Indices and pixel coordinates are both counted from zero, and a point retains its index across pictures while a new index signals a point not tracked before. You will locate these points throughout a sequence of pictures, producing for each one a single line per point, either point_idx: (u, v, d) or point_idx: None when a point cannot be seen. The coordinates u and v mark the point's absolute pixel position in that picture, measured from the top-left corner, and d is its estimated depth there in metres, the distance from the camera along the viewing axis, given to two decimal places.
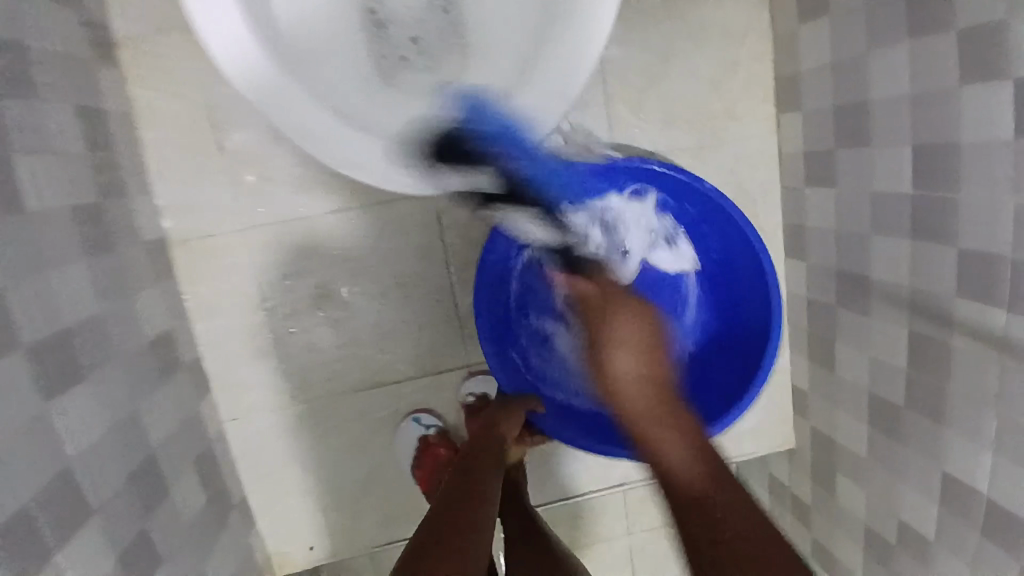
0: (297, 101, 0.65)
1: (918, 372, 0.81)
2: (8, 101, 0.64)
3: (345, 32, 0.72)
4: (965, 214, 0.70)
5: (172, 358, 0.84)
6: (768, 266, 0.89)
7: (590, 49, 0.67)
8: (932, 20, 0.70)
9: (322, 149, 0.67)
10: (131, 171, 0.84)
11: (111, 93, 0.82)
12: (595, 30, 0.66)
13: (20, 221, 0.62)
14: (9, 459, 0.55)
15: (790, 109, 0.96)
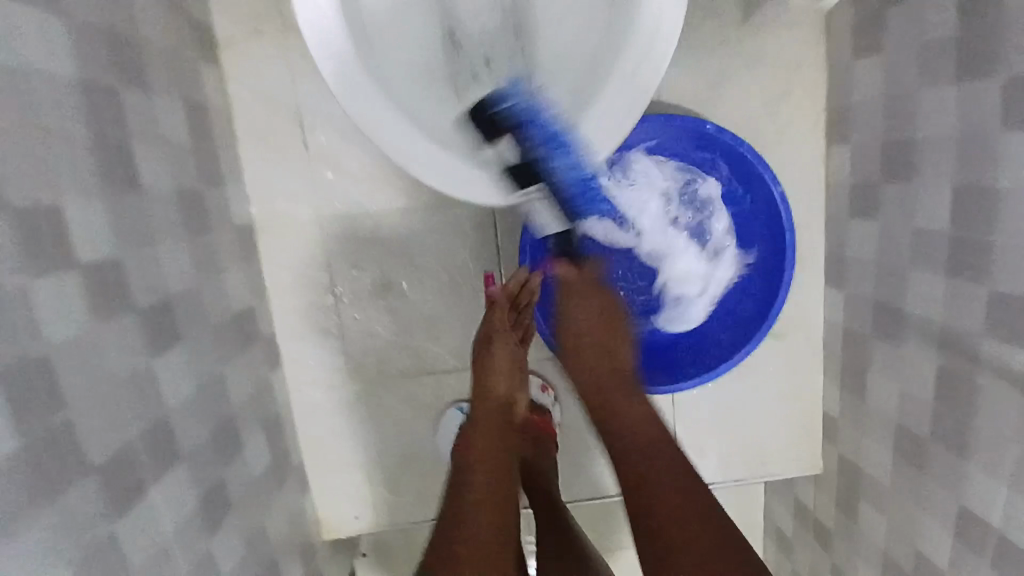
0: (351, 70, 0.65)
1: (946, 405, 0.83)
2: (134, 96, 0.74)
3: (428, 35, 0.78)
4: (1002, 256, 0.73)
5: (251, 331, 0.94)
6: (789, 247, 0.95)
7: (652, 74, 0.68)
8: (981, 68, 0.73)
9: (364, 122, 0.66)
10: (228, 161, 0.94)
11: (214, 90, 0.92)
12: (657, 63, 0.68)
13: (138, 201, 0.72)
14: (119, 403, 0.65)
15: (840, 141, 0.99)
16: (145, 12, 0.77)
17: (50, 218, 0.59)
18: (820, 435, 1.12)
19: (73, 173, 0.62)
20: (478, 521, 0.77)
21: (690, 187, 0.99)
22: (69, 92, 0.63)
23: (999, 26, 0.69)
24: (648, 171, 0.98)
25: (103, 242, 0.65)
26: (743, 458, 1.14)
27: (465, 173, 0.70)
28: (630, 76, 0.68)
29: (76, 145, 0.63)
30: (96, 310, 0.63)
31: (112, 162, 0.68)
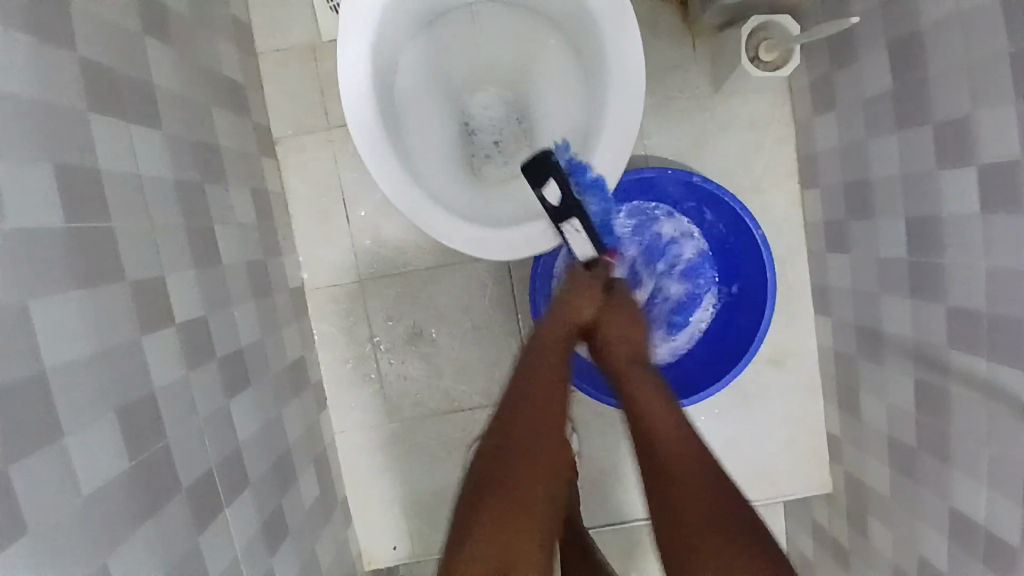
0: (382, 147, 0.78)
1: (926, 415, 0.91)
2: (214, 187, 0.92)
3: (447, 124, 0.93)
4: (952, 276, 0.84)
5: (303, 378, 1.08)
6: (770, 277, 1.03)
7: (621, 154, 0.81)
8: (914, 119, 0.86)
9: (392, 191, 0.78)
10: (283, 234, 1.11)
11: (271, 177, 1.11)
12: (625, 146, 0.81)
13: (217, 270, 0.89)
14: (204, 435, 0.79)
15: (812, 186, 1.11)
16: (221, 120, 0.97)
17: (155, 287, 0.75)
18: (826, 457, 1.19)
19: (173, 250, 0.80)
20: (518, 464, 0.77)
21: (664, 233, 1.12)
22: (169, 188, 0.81)
23: (926, 85, 0.83)
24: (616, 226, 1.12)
25: (192, 303, 0.82)
26: (754, 480, 1.21)
27: (470, 236, 0.81)
28: (606, 156, 0.81)
29: (175, 229, 0.81)
30: (188, 359, 0.78)
31: (199, 240, 0.86)
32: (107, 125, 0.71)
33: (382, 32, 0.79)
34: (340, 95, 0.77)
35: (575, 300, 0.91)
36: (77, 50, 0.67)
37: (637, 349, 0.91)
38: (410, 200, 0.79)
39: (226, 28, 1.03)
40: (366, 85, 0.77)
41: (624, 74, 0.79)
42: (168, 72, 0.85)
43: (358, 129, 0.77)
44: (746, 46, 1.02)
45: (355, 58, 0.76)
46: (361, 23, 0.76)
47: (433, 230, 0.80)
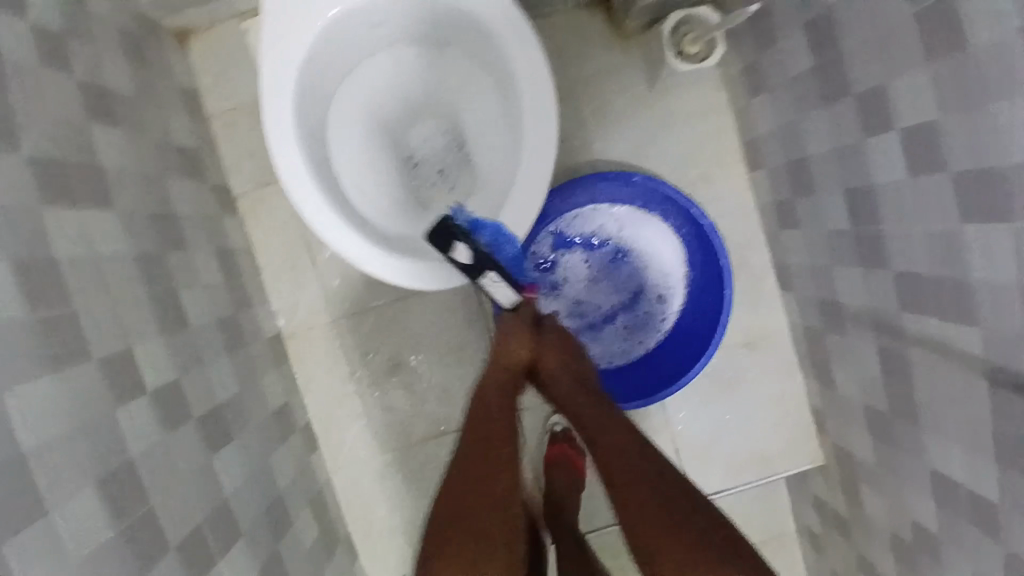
0: (313, 194, 0.80)
1: (894, 379, 0.92)
2: (175, 254, 0.95)
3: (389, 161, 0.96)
4: (893, 242, 0.85)
5: (289, 423, 1.11)
6: (725, 264, 1.05)
7: (542, 175, 0.83)
8: (836, 93, 0.88)
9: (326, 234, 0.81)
10: (253, 286, 1.15)
11: (235, 234, 1.14)
12: (543, 166, 0.83)
13: (184, 333, 0.92)
14: (189, 494, 0.82)
15: (757, 171, 1.13)
16: (172, 187, 1.00)
17: (121, 359, 0.78)
18: (814, 430, 1.19)
19: (140, 322, 0.83)
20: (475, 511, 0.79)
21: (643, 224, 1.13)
22: (124, 262, 0.84)
23: (840, 60, 0.85)
24: (612, 216, 1.13)
25: (164, 369, 0.85)
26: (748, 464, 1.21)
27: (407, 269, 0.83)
28: (527, 175, 0.84)
29: (137, 299, 0.84)
30: (164, 423, 0.82)
31: (166, 308, 0.89)
32: (60, 213, 0.75)
33: (306, 92, 0.83)
34: (268, 151, 0.80)
35: (505, 351, 0.91)
36: (21, 150, 0.72)
37: (582, 372, 0.92)
38: (358, 246, 0.81)
39: (174, 99, 1.08)
40: (298, 145, 0.80)
41: (534, 92, 0.82)
42: (116, 153, 0.89)
43: (297, 188, 0.80)
44: (671, 42, 1.04)
45: (283, 120, 0.80)
46: (281, 87, 0.79)
47: (371, 267, 0.82)
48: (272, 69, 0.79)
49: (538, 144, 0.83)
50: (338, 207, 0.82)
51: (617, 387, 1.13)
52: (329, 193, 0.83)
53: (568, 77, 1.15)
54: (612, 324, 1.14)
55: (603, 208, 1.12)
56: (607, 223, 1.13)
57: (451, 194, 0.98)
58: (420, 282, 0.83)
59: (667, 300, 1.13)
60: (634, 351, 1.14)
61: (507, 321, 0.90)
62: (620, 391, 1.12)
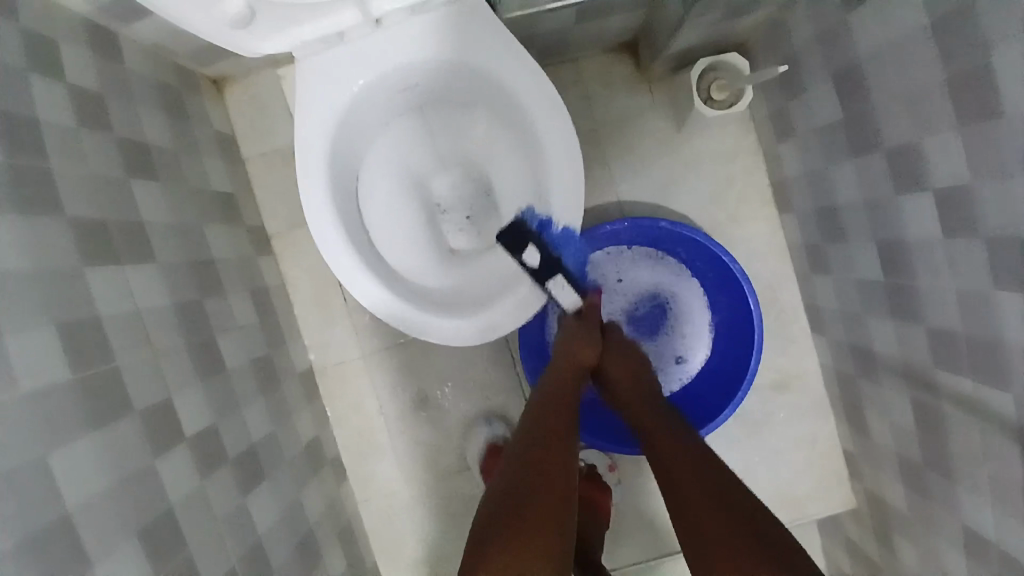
0: (346, 255, 0.83)
1: (927, 433, 0.90)
2: (211, 300, 0.99)
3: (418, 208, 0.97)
4: (926, 298, 0.83)
5: (320, 458, 1.14)
6: (753, 306, 1.04)
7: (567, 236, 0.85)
8: (866, 145, 0.86)
9: (358, 294, 0.84)
10: (287, 324, 1.18)
11: (270, 273, 1.18)
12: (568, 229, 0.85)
13: (221, 377, 0.95)
14: (224, 536, 0.85)
15: (787, 213, 1.11)
16: (210, 233, 1.04)
17: (163, 409, 0.82)
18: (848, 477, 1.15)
19: (178, 370, 0.87)
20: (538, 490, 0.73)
21: (660, 268, 1.14)
22: (163, 313, 0.88)
23: (871, 112, 0.83)
24: (626, 262, 1.14)
25: (202, 415, 0.89)
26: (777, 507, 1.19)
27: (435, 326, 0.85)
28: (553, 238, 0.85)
29: (175, 348, 0.88)
30: (201, 468, 0.85)
31: (202, 353, 0.93)
32: (103, 271, 0.79)
33: (339, 157, 0.85)
34: (304, 214, 0.83)
35: (575, 348, 0.94)
36: (65, 212, 0.76)
37: (645, 381, 0.93)
38: (392, 308, 0.84)
39: (212, 145, 1.12)
40: (331, 211, 0.83)
41: (563, 159, 0.83)
42: (155, 206, 0.93)
43: (331, 251, 0.83)
44: (698, 88, 1.04)
45: (317, 187, 0.82)
46: (315, 155, 0.82)
47: (401, 325, 0.85)
48: (306, 140, 0.82)
49: (561, 208, 0.84)
50: (370, 268, 0.85)
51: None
52: (361, 252, 0.86)
53: (595, 119, 1.15)
54: None
55: (617, 255, 1.13)
56: (621, 269, 1.14)
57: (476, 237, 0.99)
58: (465, 339, 0.85)
59: (688, 341, 1.13)
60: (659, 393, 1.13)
61: (574, 328, 0.96)
62: None
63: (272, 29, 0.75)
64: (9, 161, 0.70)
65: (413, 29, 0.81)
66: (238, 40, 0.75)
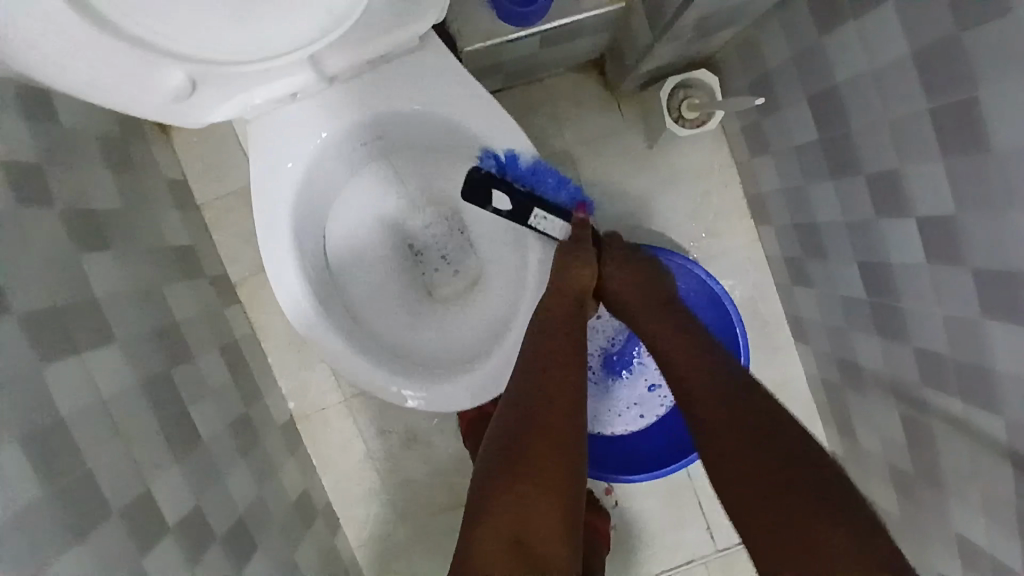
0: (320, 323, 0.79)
1: (916, 445, 0.92)
2: (180, 369, 0.93)
3: (393, 257, 0.94)
4: (911, 319, 0.84)
5: (310, 510, 1.11)
6: (734, 314, 1.03)
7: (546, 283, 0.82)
8: (846, 167, 0.85)
9: (337, 362, 0.79)
10: (262, 375, 1.13)
11: (240, 323, 1.13)
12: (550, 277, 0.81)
13: (200, 449, 0.91)
14: None
15: (765, 225, 1.10)
16: (172, 294, 0.98)
17: (142, 502, 0.78)
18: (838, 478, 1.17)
19: (153, 454, 0.82)
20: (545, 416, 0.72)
21: None
22: (130, 397, 0.82)
23: (850, 136, 0.82)
24: None
25: (183, 497, 0.85)
26: None
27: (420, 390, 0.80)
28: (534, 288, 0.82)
29: (148, 432, 0.83)
30: (190, 555, 0.81)
31: (178, 427, 0.89)
32: (60, 367, 0.74)
33: (305, 225, 0.80)
34: (272, 284, 0.78)
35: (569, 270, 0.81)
36: (14, 309, 0.70)
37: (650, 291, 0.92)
38: (377, 377, 0.80)
39: (165, 196, 1.05)
40: (304, 283, 0.79)
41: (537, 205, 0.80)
42: (109, 279, 0.86)
43: (309, 326, 0.79)
44: (669, 107, 1.01)
45: (285, 262, 0.78)
46: (278, 229, 0.77)
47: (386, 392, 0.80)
48: (266, 207, 0.77)
49: None
50: (350, 338, 0.80)
51: (626, 459, 1.10)
52: (337, 317, 0.81)
53: (566, 140, 1.12)
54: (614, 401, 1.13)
55: None
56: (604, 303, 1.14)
57: (458, 280, 0.97)
58: (454, 404, 0.80)
59: None
60: (643, 420, 1.12)
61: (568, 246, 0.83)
62: (637, 458, 1.09)
63: (219, 96, 0.67)
64: None
65: (372, 85, 0.75)
66: (182, 111, 0.67)
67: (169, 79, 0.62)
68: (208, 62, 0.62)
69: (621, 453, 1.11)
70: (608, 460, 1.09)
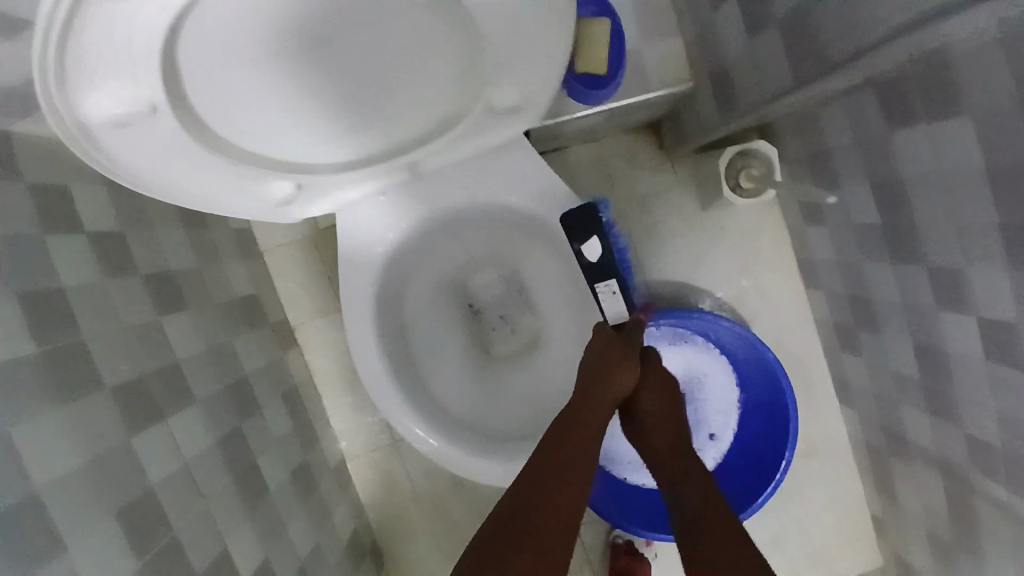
0: (390, 391, 0.84)
1: (959, 519, 0.94)
2: (247, 424, 0.97)
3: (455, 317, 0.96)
4: (964, 406, 0.86)
5: (358, 552, 1.15)
6: (784, 378, 1.06)
7: None
8: (907, 256, 0.87)
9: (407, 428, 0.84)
10: (316, 418, 1.18)
11: (297, 368, 1.19)
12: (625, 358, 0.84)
13: (266, 502, 0.94)
14: None
15: (816, 289, 1.12)
16: (238, 348, 1.01)
17: (221, 563, 0.80)
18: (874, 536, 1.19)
19: (227, 512, 0.85)
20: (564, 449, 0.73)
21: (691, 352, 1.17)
22: (207, 457, 0.85)
23: (913, 228, 0.83)
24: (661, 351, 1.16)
25: (255, 552, 0.88)
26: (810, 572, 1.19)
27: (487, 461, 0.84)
28: None
29: (222, 491, 0.86)
30: None
31: (247, 482, 0.92)
32: (148, 436, 0.76)
33: (385, 303, 0.87)
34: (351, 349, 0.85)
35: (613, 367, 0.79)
36: (106, 384, 0.72)
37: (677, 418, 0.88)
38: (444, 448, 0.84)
39: (230, 248, 1.10)
40: (378, 355, 0.85)
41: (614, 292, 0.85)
42: (186, 339, 0.90)
43: (383, 399, 0.84)
44: (726, 175, 1.04)
45: (363, 337, 0.84)
46: (359, 307, 0.84)
47: (452, 460, 0.84)
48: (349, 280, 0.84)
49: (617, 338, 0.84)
50: (420, 407, 0.85)
51: None
52: (406, 381, 0.86)
53: (620, 200, 1.14)
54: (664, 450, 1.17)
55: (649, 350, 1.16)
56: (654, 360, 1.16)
57: (516, 339, 0.98)
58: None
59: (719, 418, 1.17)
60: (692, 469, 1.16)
61: (612, 340, 0.82)
62: None
63: (314, 194, 0.75)
64: (47, 351, 0.66)
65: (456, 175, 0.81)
66: (281, 212, 0.76)
67: (275, 187, 0.70)
68: (311, 168, 0.70)
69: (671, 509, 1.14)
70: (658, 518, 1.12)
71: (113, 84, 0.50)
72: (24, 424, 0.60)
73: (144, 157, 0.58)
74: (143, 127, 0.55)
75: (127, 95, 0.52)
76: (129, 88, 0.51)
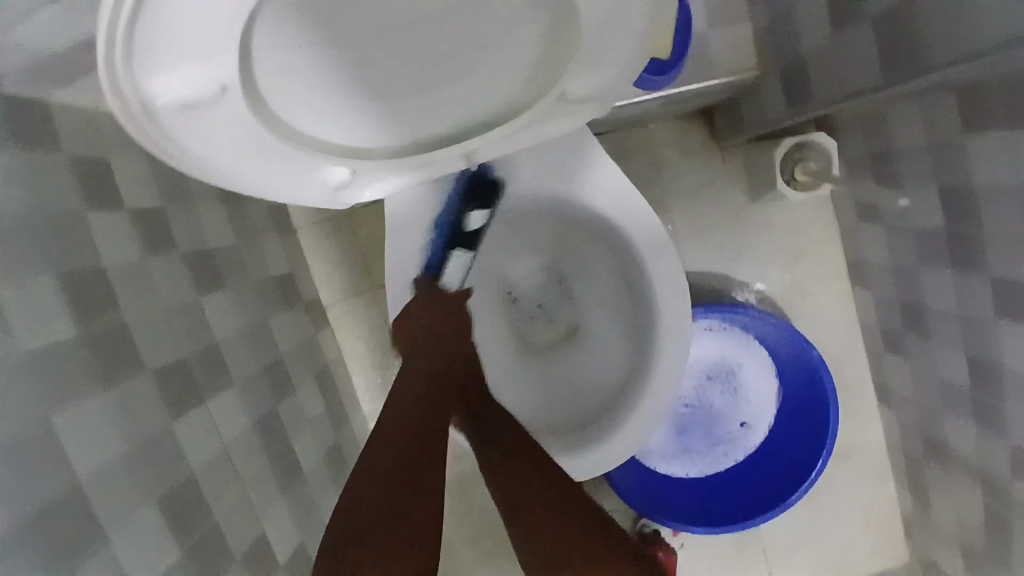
0: None
1: (995, 530, 0.92)
2: (282, 406, 0.96)
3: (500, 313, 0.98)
4: (1014, 421, 0.83)
5: None
6: (826, 376, 1.04)
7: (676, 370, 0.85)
8: (969, 263, 0.83)
9: None
10: (346, 397, 1.18)
11: (329, 347, 1.18)
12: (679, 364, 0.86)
13: (299, 483, 0.93)
14: None
15: (863, 290, 1.10)
16: (274, 329, 1.00)
17: (260, 545, 0.80)
18: (901, 539, 1.18)
19: (264, 494, 0.84)
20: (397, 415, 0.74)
21: (727, 342, 1.16)
22: (246, 439, 0.85)
23: (979, 236, 0.80)
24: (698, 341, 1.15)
25: (289, 534, 0.87)
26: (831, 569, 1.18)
27: None
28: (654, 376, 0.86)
29: (259, 472, 0.85)
30: None
31: (282, 463, 0.91)
32: (188, 419, 0.75)
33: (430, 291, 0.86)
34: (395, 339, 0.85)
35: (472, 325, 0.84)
36: (149, 366, 0.71)
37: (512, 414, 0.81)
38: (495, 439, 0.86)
39: (267, 225, 1.08)
40: None
41: (675, 295, 0.85)
42: (224, 319, 0.88)
43: None
44: (781, 168, 1.01)
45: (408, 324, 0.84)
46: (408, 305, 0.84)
47: None
48: (398, 265, 0.84)
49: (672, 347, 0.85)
50: None
51: (708, 506, 1.12)
52: None
53: (664, 190, 1.11)
54: (697, 440, 1.17)
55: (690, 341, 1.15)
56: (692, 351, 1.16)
57: (554, 329, 1.01)
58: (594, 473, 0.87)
59: (751, 409, 1.16)
60: (725, 459, 1.16)
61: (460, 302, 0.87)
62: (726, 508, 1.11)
63: (369, 180, 0.74)
64: (87, 336, 0.63)
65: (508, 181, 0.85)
66: (337, 197, 0.75)
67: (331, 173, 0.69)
68: (366, 152, 0.68)
69: (701, 497, 1.14)
70: (700, 513, 1.11)
71: (183, 69, 0.49)
72: (62, 410, 0.58)
73: (214, 143, 0.57)
74: (207, 114, 0.54)
75: (196, 79, 0.50)
76: (197, 72, 0.49)
